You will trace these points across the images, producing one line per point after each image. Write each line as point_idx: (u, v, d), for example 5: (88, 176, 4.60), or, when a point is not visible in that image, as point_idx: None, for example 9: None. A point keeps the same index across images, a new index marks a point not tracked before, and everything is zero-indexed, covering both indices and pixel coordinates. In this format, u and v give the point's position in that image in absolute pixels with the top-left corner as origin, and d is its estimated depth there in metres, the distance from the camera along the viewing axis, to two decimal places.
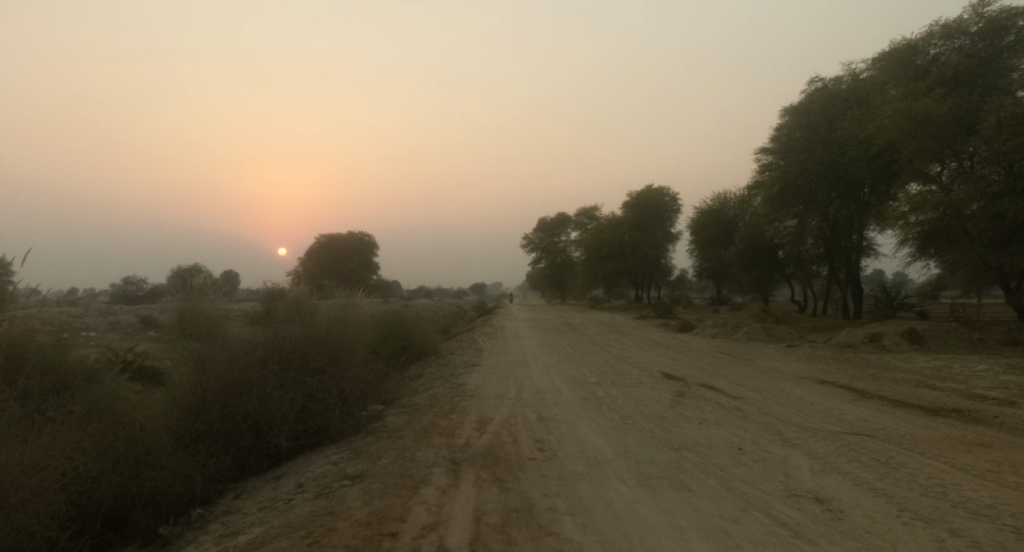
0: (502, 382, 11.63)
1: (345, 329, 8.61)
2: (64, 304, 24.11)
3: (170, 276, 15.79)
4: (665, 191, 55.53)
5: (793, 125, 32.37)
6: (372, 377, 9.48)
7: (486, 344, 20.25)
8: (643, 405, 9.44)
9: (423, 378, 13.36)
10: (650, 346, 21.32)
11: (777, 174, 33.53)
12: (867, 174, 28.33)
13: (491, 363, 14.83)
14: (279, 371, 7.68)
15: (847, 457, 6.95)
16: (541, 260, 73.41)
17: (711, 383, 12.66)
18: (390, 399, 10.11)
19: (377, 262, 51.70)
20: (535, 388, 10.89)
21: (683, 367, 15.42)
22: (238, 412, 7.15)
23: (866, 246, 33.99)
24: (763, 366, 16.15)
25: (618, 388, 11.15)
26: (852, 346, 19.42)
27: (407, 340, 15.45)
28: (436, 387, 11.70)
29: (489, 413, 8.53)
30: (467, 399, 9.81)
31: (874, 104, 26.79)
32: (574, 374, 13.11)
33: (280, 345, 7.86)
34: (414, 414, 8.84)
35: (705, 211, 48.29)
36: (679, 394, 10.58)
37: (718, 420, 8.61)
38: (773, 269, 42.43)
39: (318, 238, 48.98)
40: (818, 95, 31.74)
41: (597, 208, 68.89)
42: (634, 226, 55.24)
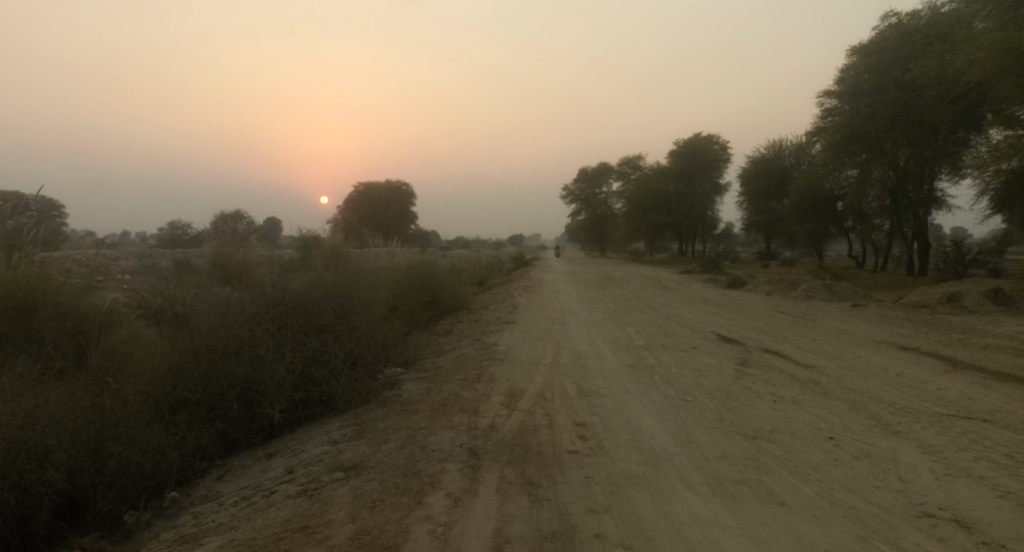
0: (538, 343, 10.37)
1: (353, 284, 7.43)
2: (103, 248, 23.53)
3: (212, 222, 14.77)
4: (713, 139, 52.61)
5: (861, 65, 29.45)
6: (389, 337, 8.31)
7: (523, 299, 19.05)
8: (702, 376, 8.05)
9: (452, 336, 12.23)
10: (699, 303, 19.78)
11: (840, 119, 30.83)
12: (946, 118, 25.42)
13: (527, 320, 13.59)
14: (274, 330, 6.54)
15: (972, 453, 5.45)
16: (581, 211, 71.46)
17: (776, 349, 11.13)
18: (410, 362, 8.98)
19: (414, 212, 50.58)
20: (573, 351, 9.62)
21: (741, 329, 13.88)
22: (223, 379, 6.01)
23: (937, 198, 31.17)
24: (830, 328, 14.48)
25: (670, 353, 9.74)
26: (927, 307, 17.52)
27: (436, 293, 14.32)
28: (465, 348, 10.50)
29: (521, 383, 7.28)
30: (497, 364, 8.58)
31: (959, 37, 23.75)
32: (619, 334, 11.76)
33: (278, 302, 6.80)
34: (435, 381, 7.66)
35: (756, 160, 45.46)
36: (742, 362, 9.14)
37: (796, 398, 7.16)
38: (831, 223, 39.78)
39: (355, 187, 47.81)
40: (891, 30, 28.52)
41: (641, 157, 66.12)
42: (679, 176, 52.63)
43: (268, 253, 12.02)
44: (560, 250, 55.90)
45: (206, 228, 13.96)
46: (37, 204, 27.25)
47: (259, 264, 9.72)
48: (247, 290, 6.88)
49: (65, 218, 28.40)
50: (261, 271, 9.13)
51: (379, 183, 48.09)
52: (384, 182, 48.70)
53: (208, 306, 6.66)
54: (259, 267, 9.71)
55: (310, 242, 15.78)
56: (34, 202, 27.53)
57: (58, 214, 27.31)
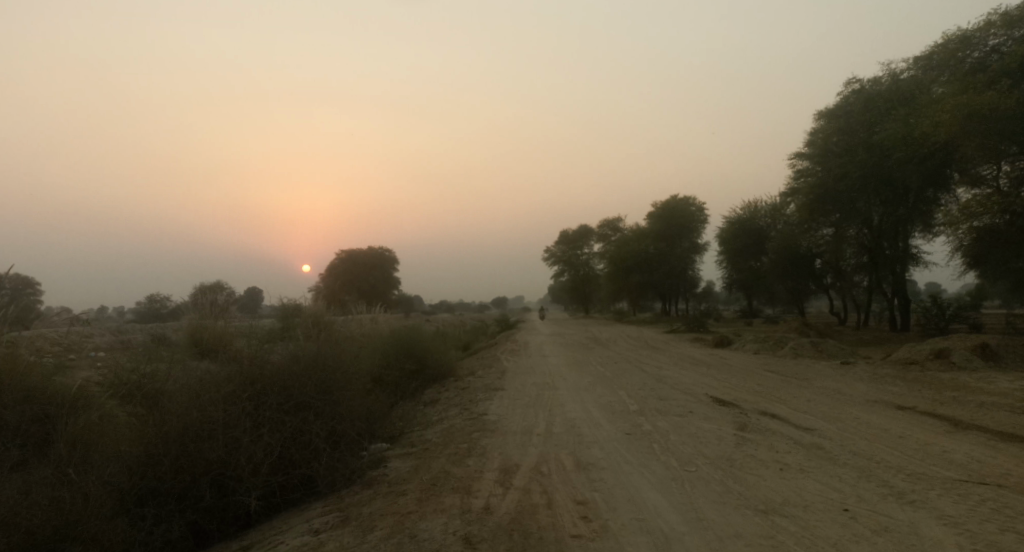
0: (529, 412, 10.00)
1: (335, 359, 7.12)
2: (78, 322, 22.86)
3: (192, 294, 14.40)
4: (691, 201, 53.69)
5: (829, 128, 30.49)
6: (374, 410, 7.93)
7: (510, 364, 18.66)
8: (702, 443, 7.74)
9: (439, 406, 11.80)
10: (688, 364, 19.54)
11: (813, 180, 31.65)
12: (916, 178, 26.15)
13: (515, 387, 13.23)
14: (252, 409, 6.17)
15: (994, 522, 5.16)
16: (564, 273, 71.81)
17: (772, 411, 10.86)
18: (396, 436, 8.55)
19: (397, 278, 50.41)
20: (565, 419, 9.26)
21: (734, 390, 13.62)
22: (196, 464, 5.56)
23: (913, 254, 31.75)
24: (823, 387, 14.26)
25: (666, 419, 9.43)
26: (915, 363, 17.45)
27: (421, 361, 13.95)
28: (453, 419, 10.09)
29: (514, 457, 6.91)
30: (488, 436, 8.20)
31: (922, 101, 24.74)
32: (612, 400, 11.43)
33: (256, 378, 6.44)
34: (423, 457, 7.26)
35: (734, 220, 46.30)
36: (741, 427, 8.86)
37: (802, 465, 6.86)
38: (810, 280, 40.23)
39: (339, 254, 47.71)
40: (856, 96, 29.71)
41: (621, 219, 67.15)
42: (659, 237, 53.36)
43: (247, 324, 11.68)
44: (543, 312, 55.67)
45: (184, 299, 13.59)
46: (10, 280, 26.61)
47: (238, 337, 9.36)
48: (224, 367, 6.52)
49: (39, 293, 27.76)
50: (239, 345, 8.77)
51: (362, 250, 48.09)
52: (366, 249, 48.62)
53: (181, 386, 6.30)
54: (237, 340, 9.37)
55: (291, 312, 15.42)
56: (7, 277, 26.91)
57: (31, 289, 26.70)
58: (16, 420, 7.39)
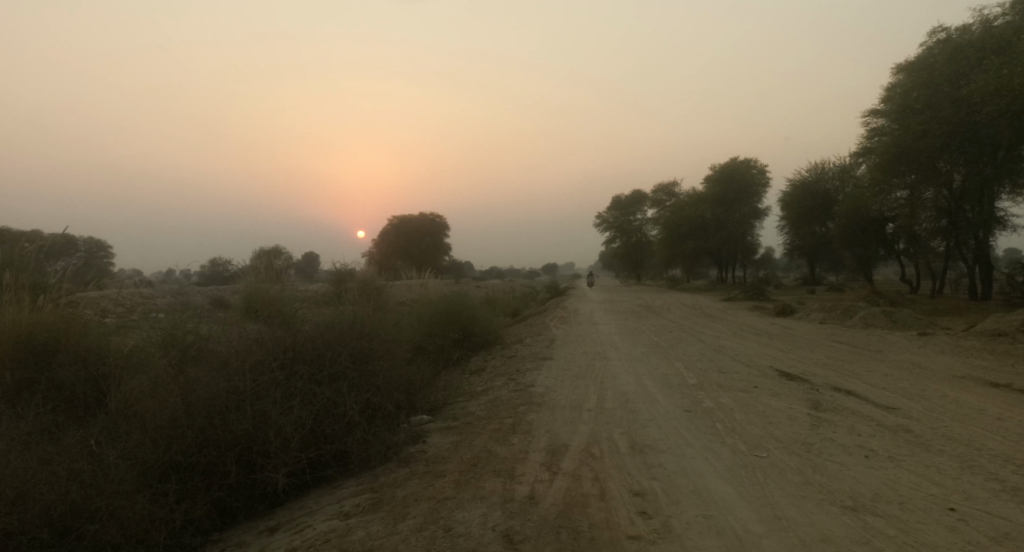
0: (579, 384, 9.40)
1: (369, 328, 6.69)
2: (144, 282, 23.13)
3: (252, 256, 14.27)
4: (752, 163, 51.32)
5: (909, 83, 28.16)
6: (414, 381, 7.46)
7: (560, 332, 18.06)
8: (773, 424, 6.96)
9: (486, 375, 11.32)
10: (748, 334, 18.52)
11: (889, 138, 29.45)
12: (1006, 134, 23.89)
13: (565, 356, 12.64)
14: (281, 379, 5.77)
15: None
16: (615, 239, 70.35)
17: (847, 388, 9.92)
18: (439, 408, 8.09)
19: (448, 244, 50.24)
20: (618, 393, 8.61)
21: (801, 364, 12.66)
22: (221, 438, 5.21)
23: (999, 218, 29.34)
24: (901, 361, 13.12)
25: (729, 395, 8.66)
26: (1003, 336, 15.98)
27: (468, 328, 13.49)
28: (499, 389, 9.59)
29: (563, 435, 6.32)
30: (536, 410, 7.63)
31: (1018, 49, 22.37)
32: (668, 372, 10.69)
33: (287, 348, 6.07)
34: (465, 432, 6.76)
35: (797, 183, 43.96)
36: (814, 406, 8.02)
37: (891, 451, 6.03)
38: (880, 246, 37.93)
39: (391, 220, 47.77)
40: (941, 46, 27.24)
41: (676, 183, 64.97)
42: (717, 201, 51.34)
43: (293, 288, 11.43)
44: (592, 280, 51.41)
45: (235, 262, 13.47)
46: (83, 243, 27.64)
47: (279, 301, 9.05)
48: (252, 335, 6.14)
49: (110, 257, 28.81)
50: (279, 311, 8.42)
51: (414, 216, 47.99)
52: (417, 215, 48.55)
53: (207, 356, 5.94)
54: (278, 304, 9.03)
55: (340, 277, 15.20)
56: (80, 240, 27.96)
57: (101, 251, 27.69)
58: (64, 382, 7.23)
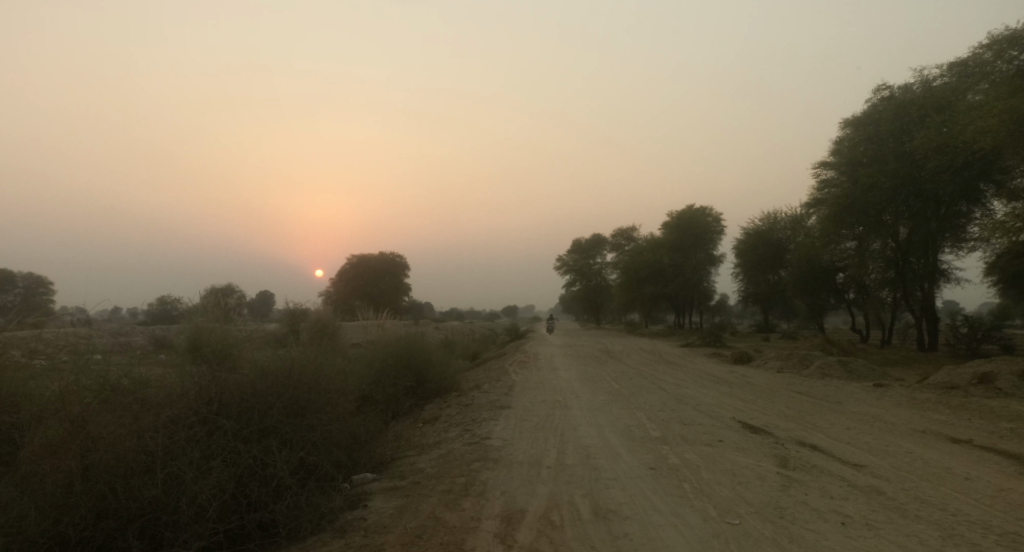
0: (538, 437, 8.86)
1: (306, 379, 6.09)
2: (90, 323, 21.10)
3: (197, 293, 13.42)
4: (708, 211, 52.47)
5: (857, 138, 29.22)
6: (358, 435, 6.84)
7: (518, 377, 17.52)
8: (742, 484, 6.55)
9: (439, 424, 10.67)
10: (708, 382, 18.30)
11: (839, 190, 30.37)
12: (949, 190, 24.80)
13: (523, 404, 12.10)
14: (201, 437, 5.15)
15: None
16: (575, 283, 70.55)
17: (812, 442, 9.62)
18: (385, 463, 7.44)
19: (407, 284, 49.41)
20: (579, 448, 8.11)
21: (763, 415, 12.39)
22: (122, 508, 4.64)
23: (943, 271, 30.32)
24: (861, 412, 12.99)
25: (695, 451, 8.25)
26: (957, 388, 16.09)
27: (422, 373, 12.86)
28: (452, 441, 8.97)
29: (520, 499, 5.77)
30: (491, 467, 7.06)
31: (959, 109, 23.40)
32: (630, 423, 10.25)
33: (213, 398, 5.45)
34: (412, 493, 6.14)
35: (752, 232, 44.92)
36: (782, 463, 7.65)
37: (867, 517, 5.66)
38: (832, 295, 38.78)
39: (349, 259, 46.86)
40: (886, 103, 28.40)
41: (635, 228, 65.82)
42: (674, 247, 52.10)
43: (236, 325, 10.68)
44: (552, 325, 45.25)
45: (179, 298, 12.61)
46: (21, 277, 26.10)
47: (214, 343, 8.34)
48: (173, 382, 5.52)
49: (51, 291, 27.28)
50: (212, 352, 7.71)
51: (373, 255, 47.18)
52: (377, 254, 47.80)
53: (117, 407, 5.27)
54: (214, 344, 8.31)
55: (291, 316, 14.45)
56: (18, 272, 26.42)
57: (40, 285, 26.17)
58: None
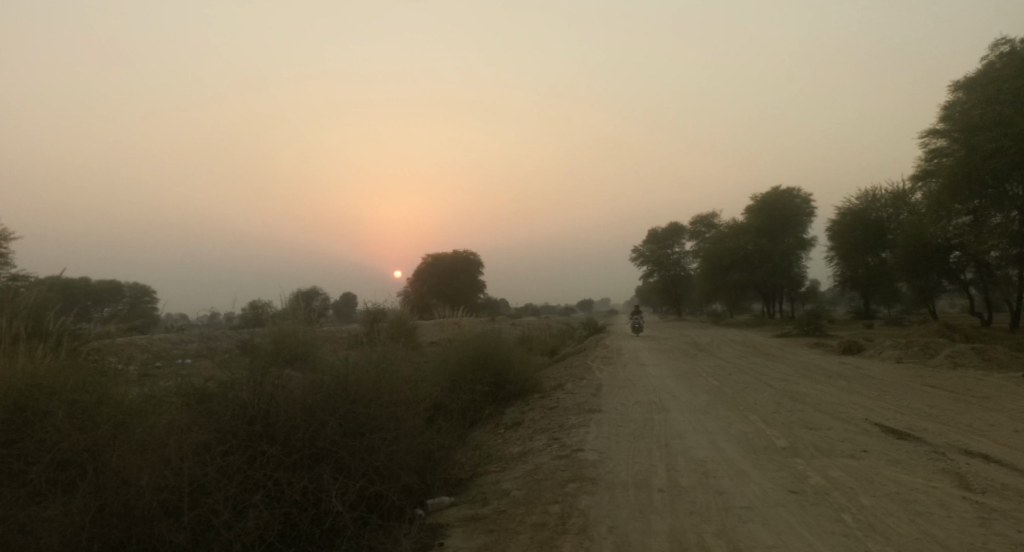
0: (640, 448, 7.55)
1: (364, 394, 5.11)
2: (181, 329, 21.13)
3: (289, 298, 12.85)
4: (796, 192, 49.11)
5: (971, 100, 26.01)
6: (431, 454, 5.80)
7: (604, 375, 16.20)
8: (924, 518, 4.99)
9: (523, 431, 9.57)
10: (819, 375, 16.37)
11: (951, 160, 27.14)
12: None
13: (614, 406, 10.84)
14: (241, 465, 4.20)
15: None
16: (652, 274, 68.08)
17: (980, 451, 7.81)
18: (465, 482, 6.37)
19: (482, 282, 48.82)
20: (693, 464, 6.76)
21: (899, 415, 10.54)
22: None
23: None
24: (1021, 410, 10.87)
25: (838, 466, 6.71)
26: None
27: (502, 375, 11.80)
28: (540, 453, 7.82)
29: (634, 541, 4.52)
30: (589, 491, 5.84)
31: None
32: (745, 429, 8.75)
33: (257, 416, 4.52)
34: (497, 526, 5.01)
35: (847, 211, 41.42)
36: (962, 483, 6.00)
37: None
38: (945, 276, 35.03)
39: (424, 258, 46.74)
40: (1007, 59, 25.10)
41: (715, 214, 62.69)
42: (759, 232, 49.04)
43: (308, 325, 9.91)
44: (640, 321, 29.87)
45: (260, 306, 12.09)
46: (127, 288, 26.99)
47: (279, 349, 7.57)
48: (215, 398, 4.64)
49: (154, 300, 28.12)
50: (268, 355, 6.85)
51: (447, 254, 46.81)
52: (451, 252, 47.26)
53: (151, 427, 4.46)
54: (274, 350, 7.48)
55: (369, 317, 13.69)
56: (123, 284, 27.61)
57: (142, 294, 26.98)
58: None
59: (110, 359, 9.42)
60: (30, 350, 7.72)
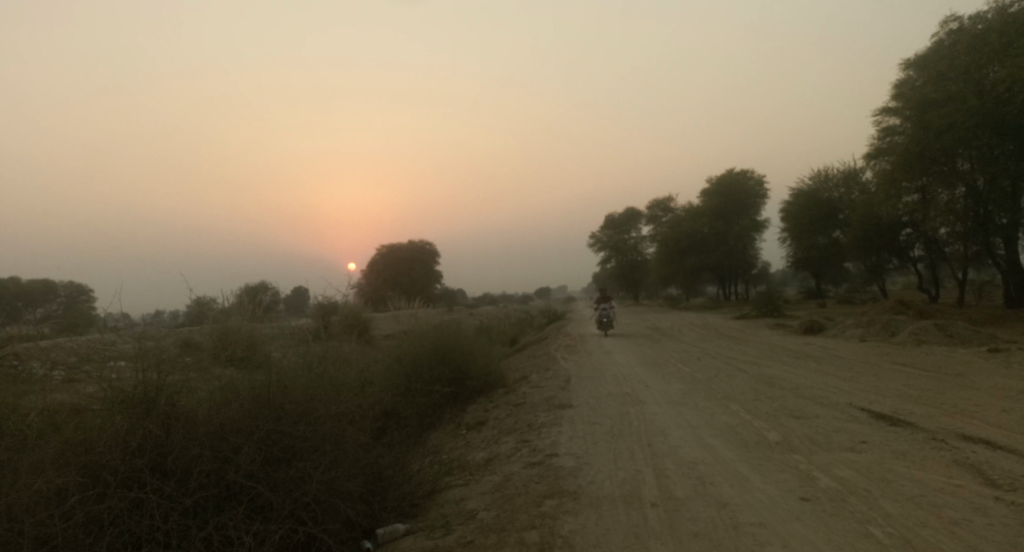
0: (620, 450, 6.74)
1: (287, 413, 4.30)
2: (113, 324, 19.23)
3: (243, 292, 11.46)
4: (750, 174, 49.34)
5: (923, 78, 26.00)
6: (379, 472, 4.88)
7: (568, 364, 15.42)
8: (967, 530, 4.21)
9: (485, 433, 8.66)
10: (787, 357, 15.93)
11: (904, 138, 26.97)
12: None
13: (585, 400, 10.01)
14: (120, 515, 3.54)
15: None
16: (609, 260, 67.97)
17: (984, 436, 7.20)
18: (424, 503, 5.41)
19: (439, 272, 47.55)
20: (683, 468, 5.97)
21: (883, 398, 9.99)
22: None
23: None
24: (1001, 389, 10.47)
25: (843, 464, 5.97)
26: None
27: (462, 369, 10.82)
28: (507, 459, 6.92)
29: None
30: (571, 510, 4.93)
31: None
32: (729, 421, 8.02)
33: (143, 448, 3.75)
34: None
35: (799, 192, 41.65)
36: (990, 481, 5.27)
37: None
38: (894, 254, 35.52)
39: (378, 249, 45.23)
40: (957, 36, 25.08)
41: (670, 198, 62.70)
42: (715, 215, 49.14)
43: (259, 310, 8.72)
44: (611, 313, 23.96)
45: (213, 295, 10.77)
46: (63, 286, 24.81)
47: (209, 342, 6.33)
48: (94, 426, 3.79)
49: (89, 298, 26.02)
50: (194, 351, 5.71)
51: (403, 244, 45.38)
52: (407, 242, 45.92)
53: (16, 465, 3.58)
54: (215, 346, 6.29)
55: (319, 310, 12.49)
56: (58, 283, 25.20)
57: (82, 289, 24.60)
58: None
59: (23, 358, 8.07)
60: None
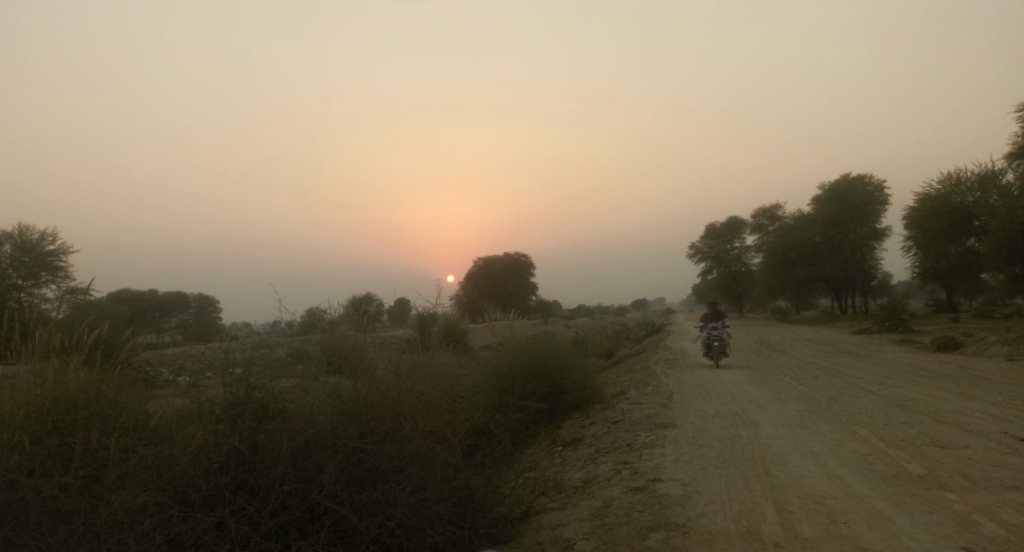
0: (729, 476, 6.16)
1: (373, 430, 4.21)
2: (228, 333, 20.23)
3: (351, 302, 11.62)
4: (868, 179, 45.83)
5: None
6: (470, 493, 4.61)
7: (670, 380, 14.62)
8: None
9: (583, 450, 8.22)
10: (921, 378, 14.26)
11: None
12: None
13: (691, 419, 9.29)
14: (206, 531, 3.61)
15: None
16: (712, 271, 65.31)
17: None
18: (517, 527, 5.05)
19: (534, 283, 47.41)
20: (807, 501, 5.28)
21: None
22: None
23: None
24: None
25: (1011, 507, 5.02)
26: None
27: (559, 383, 10.41)
28: (606, 481, 6.47)
29: None
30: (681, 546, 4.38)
31: None
32: (857, 449, 7.13)
33: (231, 464, 3.83)
34: None
35: (925, 197, 38.07)
36: None
37: None
38: None
39: (476, 262, 45.78)
40: None
41: (778, 205, 59.39)
42: (828, 223, 46.00)
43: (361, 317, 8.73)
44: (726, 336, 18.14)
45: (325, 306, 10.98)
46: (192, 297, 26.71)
47: (319, 349, 6.25)
48: (189, 439, 3.95)
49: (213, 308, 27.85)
50: (304, 358, 5.71)
51: (500, 256, 45.66)
52: (503, 254, 46.22)
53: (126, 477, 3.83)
54: (324, 353, 6.19)
55: (417, 320, 12.54)
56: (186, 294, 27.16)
57: (207, 299, 26.37)
58: None
59: (149, 361, 8.49)
60: (52, 343, 6.73)
